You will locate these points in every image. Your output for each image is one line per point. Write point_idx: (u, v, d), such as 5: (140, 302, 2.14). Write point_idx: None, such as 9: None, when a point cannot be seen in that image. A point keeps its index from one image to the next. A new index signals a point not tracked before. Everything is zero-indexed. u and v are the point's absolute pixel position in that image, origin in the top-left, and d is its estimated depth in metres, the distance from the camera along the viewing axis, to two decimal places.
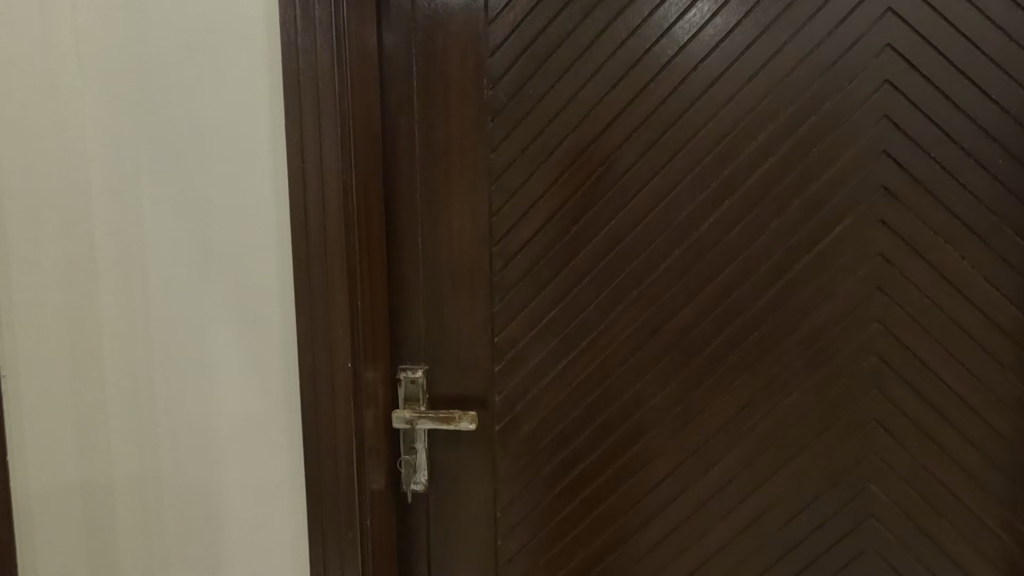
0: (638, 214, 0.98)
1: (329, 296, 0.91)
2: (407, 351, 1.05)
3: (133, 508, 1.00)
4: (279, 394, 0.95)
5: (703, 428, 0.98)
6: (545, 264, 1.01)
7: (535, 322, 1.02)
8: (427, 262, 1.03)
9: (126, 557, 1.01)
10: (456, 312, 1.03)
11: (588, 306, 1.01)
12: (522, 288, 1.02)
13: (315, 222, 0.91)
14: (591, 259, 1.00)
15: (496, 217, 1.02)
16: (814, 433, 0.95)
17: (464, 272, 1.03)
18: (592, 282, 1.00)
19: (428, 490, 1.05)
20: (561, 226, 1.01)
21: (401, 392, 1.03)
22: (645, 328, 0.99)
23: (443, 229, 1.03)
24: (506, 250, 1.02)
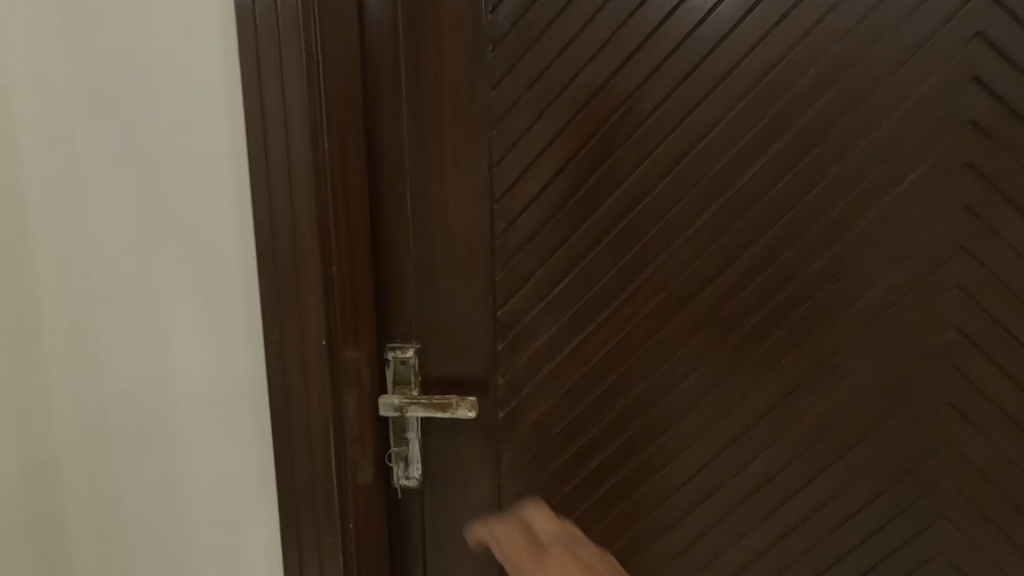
0: (666, 164, 0.82)
1: (298, 262, 0.77)
2: (397, 328, 0.91)
3: (84, 505, 0.88)
4: (246, 375, 0.81)
5: (742, 415, 0.84)
6: (554, 225, 0.86)
7: (543, 293, 0.87)
8: (416, 224, 0.88)
9: (79, 560, 0.89)
10: (452, 283, 0.89)
11: (606, 274, 0.85)
12: (528, 254, 0.87)
13: (279, 173, 0.76)
14: (608, 219, 0.85)
15: (497, 169, 0.86)
16: (875, 420, 0.81)
17: (460, 234, 0.88)
18: (611, 246, 0.85)
19: (422, 485, 0.92)
20: (573, 180, 0.85)
21: (390, 373, 0.90)
22: (672, 299, 0.84)
23: (434, 185, 0.87)
24: (509, 208, 0.86)
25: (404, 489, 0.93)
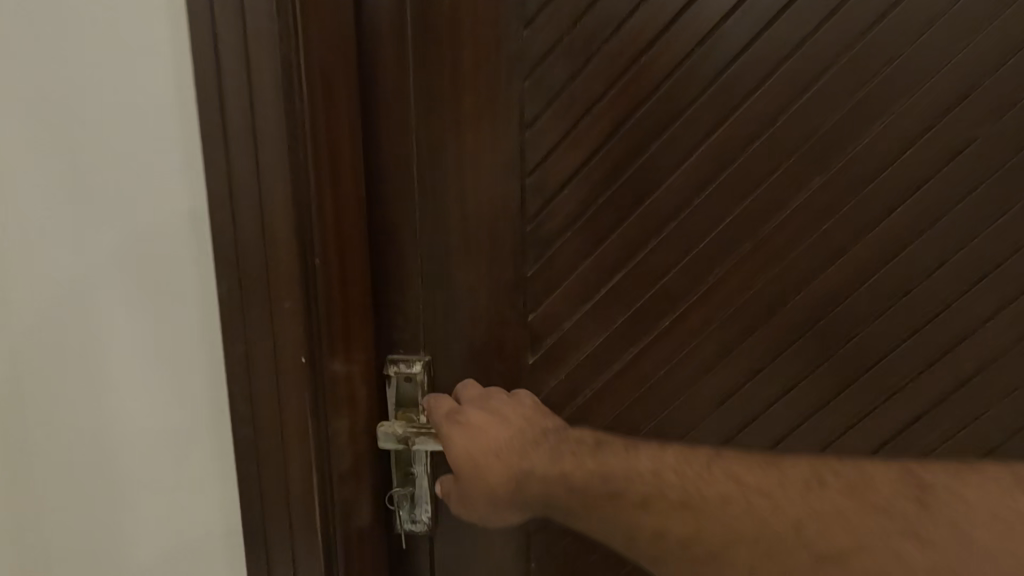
0: (755, 128, 0.63)
1: (269, 254, 0.57)
2: (398, 335, 0.71)
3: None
4: (204, 392, 0.62)
5: (838, 444, 0.68)
6: (602, 207, 0.67)
7: (587, 294, 0.68)
8: (425, 203, 0.68)
9: None
10: (472, 279, 0.69)
11: (671, 271, 0.67)
12: (568, 243, 0.68)
13: (241, 130, 0.55)
14: (674, 199, 0.66)
15: (530, 133, 0.66)
16: (996, 444, 0.67)
17: (480, 216, 0.68)
18: (676, 235, 0.66)
19: (433, 531, 0.73)
20: (628, 148, 0.65)
21: (392, 394, 0.70)
22: (755, 301, 0.66)
23: (448, 153, 0.67)
24: (545, 183, 0.67)
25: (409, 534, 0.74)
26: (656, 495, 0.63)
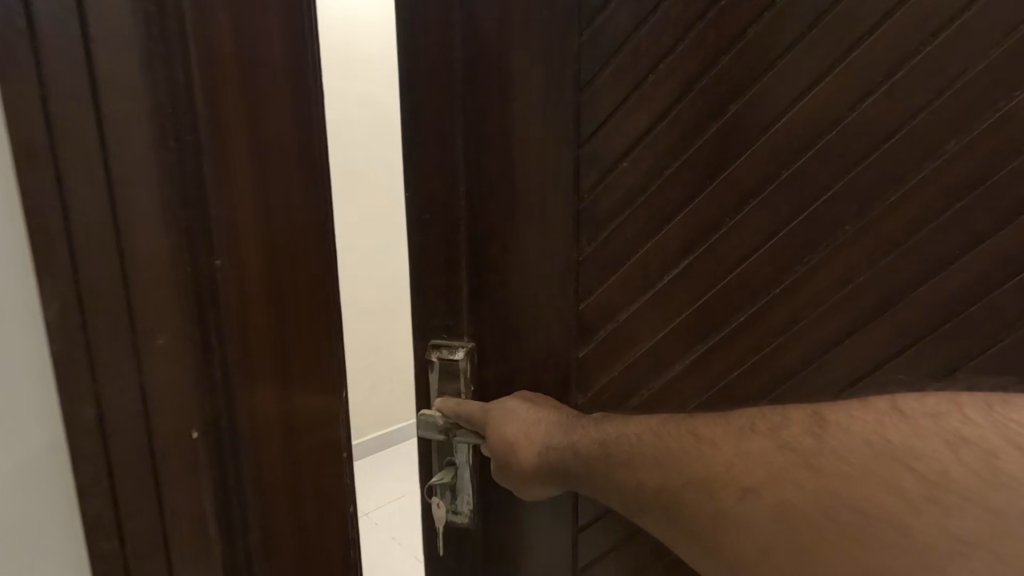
0: (868, 84, 0.51)
1: (125, 268, 0.37)
2: (438, 320, 0.67)
3: None
4: (30, 412, 0.38)
5: None
6: (668, 183, 0.58)
7: (645, 282, 0.60)
8: (470, 180, 0.63)
9: None
10: (519, 261, 0.63)
11: (747, 258, 0.57)
12: (625, 225, 0.60)
13: (61, 62, 0.34)
14: (756, 173, 0.55)
15: (584, 97, 0.58)
16: None
17: (528, 193, 0.61)
18: (756, 216, 0.56)
19: (474, 524, 0.68)
20: (701, 113, 0.56)
21: (435, 379, 0.67)
22: (857, 297, 0.54)
23: (493, 122, 0.61)
24: (600, 155, 0.59)
25: (448, 526, 0.69)
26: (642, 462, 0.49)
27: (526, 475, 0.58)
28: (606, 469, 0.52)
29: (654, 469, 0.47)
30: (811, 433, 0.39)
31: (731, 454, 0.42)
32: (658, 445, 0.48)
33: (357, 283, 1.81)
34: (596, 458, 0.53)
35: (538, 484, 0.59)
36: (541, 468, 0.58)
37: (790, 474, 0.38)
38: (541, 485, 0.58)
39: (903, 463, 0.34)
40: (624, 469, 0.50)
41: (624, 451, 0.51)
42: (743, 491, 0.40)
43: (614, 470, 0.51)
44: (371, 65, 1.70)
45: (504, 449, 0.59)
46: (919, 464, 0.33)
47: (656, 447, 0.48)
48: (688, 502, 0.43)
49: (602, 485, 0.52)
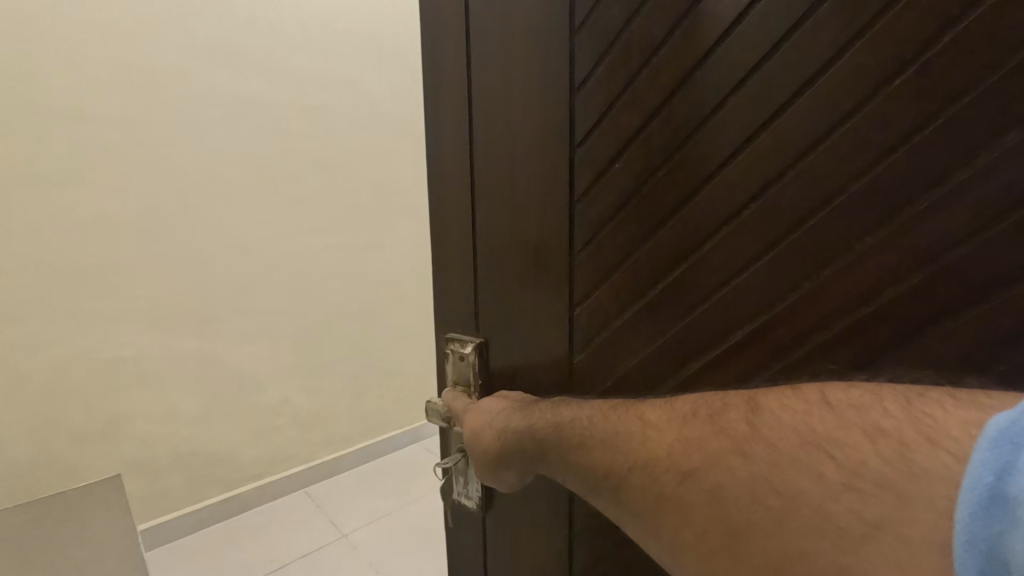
0: (928, 30, 0.26)
1: None
2: (453, 315, 0.51)
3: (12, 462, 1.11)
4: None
5: None
6: (631, 208, 0.38)
7: (591, 335, 0.42)
8: (461, 172, 0.48)
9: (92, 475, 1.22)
10: (482, 292, 0.48)
11: (706, 312, 0.35)
12: (578, 267, 0.41)
13: None
14: (740, 190, 0.33)
15: (555, 94, 0.40)
16: None
17: (501, 202, 0.45)
18: (724, 252, 0.34)
19: (487, 512, 0.50)
20: (682, 115, 0.35)
21: (451, 368, 0.51)
22: (842, 360, 0.31)
23: (477, 115, 0.45)
24: (561, 169, 0.41)
25: (460, 510, 0.53)
26: (609, 430, 0.33)
27: (487, 461, 0.41)
28: (562, 455, 0.36)
29: (603, 452, 0.33)
30: (745, 419, 0.27)
31: (676, 441, 0.29)
32: (612, 426, 0.33)
33: (352, 267, 1.58)
34: (551, 441, 0.37)
35: (503, 471, 0.41)
36: (505, 457, 0.40)
37: (724, 464, 0.26)
38: (504, 471, 0.41)
39: (820, 449, 0.24)
40: (581, 451, 0.34)
41: (578, 429, 0.35)
42: (684, 474, 0.28)
43: (569, 454, 0.35)
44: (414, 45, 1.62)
45: (470, 443, 0.43)
46: (843, 453, 0.23)
47: (607, 432, 0.33)
48: (631, 494, 0.30)
49: (583, 463, 0.34)
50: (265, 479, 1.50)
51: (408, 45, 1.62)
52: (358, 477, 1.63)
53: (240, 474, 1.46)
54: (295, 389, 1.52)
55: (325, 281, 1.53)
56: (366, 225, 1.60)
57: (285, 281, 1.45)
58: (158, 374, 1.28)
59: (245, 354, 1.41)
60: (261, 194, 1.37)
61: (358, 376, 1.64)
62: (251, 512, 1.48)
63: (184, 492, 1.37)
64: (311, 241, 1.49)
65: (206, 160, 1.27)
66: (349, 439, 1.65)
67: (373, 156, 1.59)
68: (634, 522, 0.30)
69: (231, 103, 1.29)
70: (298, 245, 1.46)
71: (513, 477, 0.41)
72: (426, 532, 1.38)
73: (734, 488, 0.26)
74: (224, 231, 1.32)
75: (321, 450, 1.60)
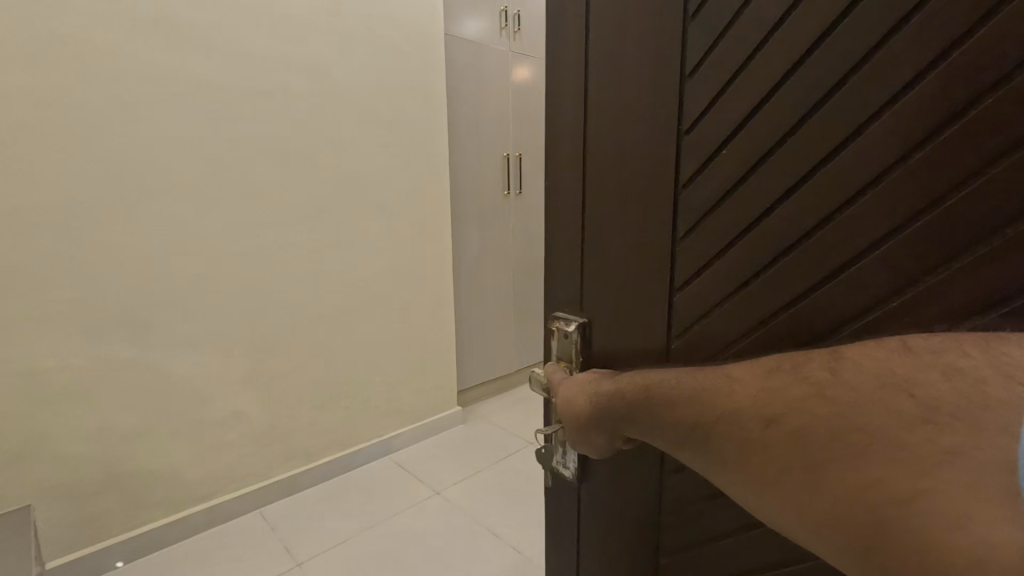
0: None
1: None
2: (557, 293, 0.51)
3: None
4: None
5: None
6: (736, 194, 0.36)
7: (686, 322, 0.40)
8: (562, 150, 0.48)
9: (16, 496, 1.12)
10: (588, 274, 0.47)
11: (812, 302, 0.33)
12: (677, 255, 0.40)
13: None
14: (858, 175, 0.30)
15: (665, 78, 0.39)
16: None
17: (608, 187, 0.44)
18: (836, 239, 0.31)
19: (584, 484, 0.51)
20: (796, 98, 0.32)
21: (556, 343, 0.51)
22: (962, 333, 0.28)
23: (591, 97, 0.44)
24: (666, 155, 0.40)
25: (557, 480, 0.55)
26: (702, 386, 0.36)
27: (577, 427, 0.44)
28: (652, 413, 0.38)
29: (692, 408, 0.36)
30: (826, 366, 0.31)
31: (759, 392, 0.33)
32: (702, 383, 0.36)
33: (321, 271, 1.51)
34: (641, 402, 0.39)
35: (592, 437, 0.43)
36: (599, 421, 0.42)
37: (807, 407, 0.30)
38: (593, 436, 0.43)
39: (902, 388, 0.27)
40: (670, 408, 0.37)
41: (669, 388, 0.38)
42: (768, 419, 0.32)
43: (660, 411, 0.38)
44: (394, 45, 1.57)
45: (563, 409, 0.46)
46: (920, 390, 0.27)
47: (696, 388, 0.37)
48: (721, 444, 0.34)
49: (675, 422, 0.37)
50: (218, 500, 1.40)
51: (374, 24, 1.52)
52: (321, 494, 1.54)
53: (188, 494, 1.36)
54: (250, 401, 1.43)
55: (282, 281, 1.44)
56: (327, 222, 1.50)
57: (237, 282, 1.37)
58: (90, 384, 1.18)
59: (191, 362, 1.32)
60: (214, 187, 1.30)
61: (319, 385, 1.55)
62: (198, 536, 1.37)
63: (122, 515, 1.26)
64: (268, 237, 1.40)
65: (136, 144, 1.18)
66: (311, 453, 1.57)
67: (333, 145, 1.48)
68: (721, 467, 0.34)
69: (174, 82, 1.21)
70: (255, 245, 1.38)
71: (601, 442, 0.43)
72: (384, 557, 1.27)
73: (817, 426, 0.29)
74: (183, 232, 1.27)
75: (278, 466, 1.51)
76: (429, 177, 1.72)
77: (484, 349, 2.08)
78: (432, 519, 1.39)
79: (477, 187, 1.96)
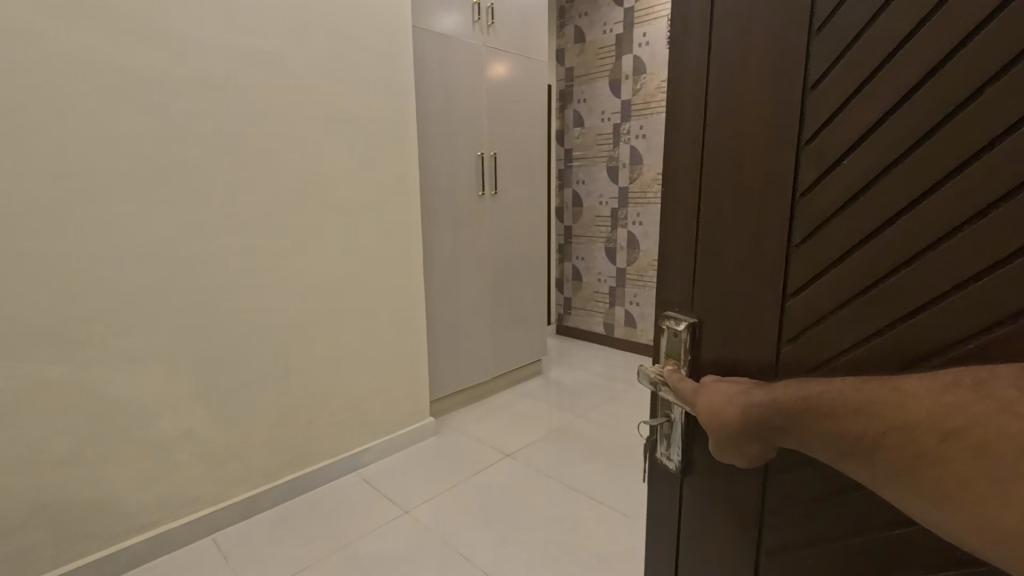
0: None
1: None
2: (667, 288, 0.47)
3: None
4: None
5: None
6: (857, 201, 0.33)
7: (800, 329, 0.37)
8: (678, 132, 0.43)
9: None
10: (702, 269, 0.43)
11: (935, 314, 0.30)
12: (793, 259, 0.37)
13: None
14: (996, 187, 0.28)
15: (789, 70, 0.36)
16: None
17: (723, 184, 0.41)
18: (965, 255, 0.29)
19: (686, 484, 0.49)
20: (932, 104, 0.29)
21: (666, 341, 0.47)
22: None
23: (711, 87, 0.40)
24: (785, 158, 0.37)
25: (656, 472, 0.52)
26: (863, 392, 0.31)
27: (722, 437, 0.39)
28: (809, 426, 0.34)
29: (859, 420, 0.31)
30: (1015, 383, 0.27)
31: (934, 404, 0.28)
32: (863, 389, 0.32)
33: (280, 278, 1.40)
34: (799, 414, 0.34)
35: (746, 447, 0.38)
36: (750, 430, 0.37)
37: (992, 423, 0.26)
38: (749, 447, 0.38)
39: None
40: (834, 420, 0.32)
41: (830, 396, 0.33)
42: (945, 434, 0.28)
43: (821, 424, 0.33)
44: (358, 35, 1.47)
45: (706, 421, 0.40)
46: None
47: (857, 398, 0.31)
48: (898, 461, 0.29)
49: (842, 437, 0.32)
50: (165, 527, 1.26)
51: (335, 12, 1.42)
52: (282, 516, 1.41)
53: (131, 523, 1.22)
54: (199, 418, 1.29)
55: (238, 288, 1.32)
56: (288, 225, 1.40)
57: (184, 290, 1.24)
58: (9, 408, 1.04)
59: (130, 380, 1.18)
60: (158, 185, 1.18)
61: (279, 400, 1.43)
62: (140, 570, 1.22)
63: (49, 551, 1.11)
64: (222, 240, 1.28)
65: (67, 145, 1.06)
66: (270, 473, 1.44)
67: (293, 143, 1.38)
68: (901, 485, 0.30)
69: (109, 74, 1.09)
70: (205, 248, 1.26)
71: (745, 453, 0.38)
72: None
73: (1007, 444, 0.26)
74: (122, 233, 1.14)
75: (234, 488, 1.37)
76: (396, 176, 1.62)
77: (458, 357, 2.01)
78: (399, 540, 1.30)
79: (450, 188, 1.88)
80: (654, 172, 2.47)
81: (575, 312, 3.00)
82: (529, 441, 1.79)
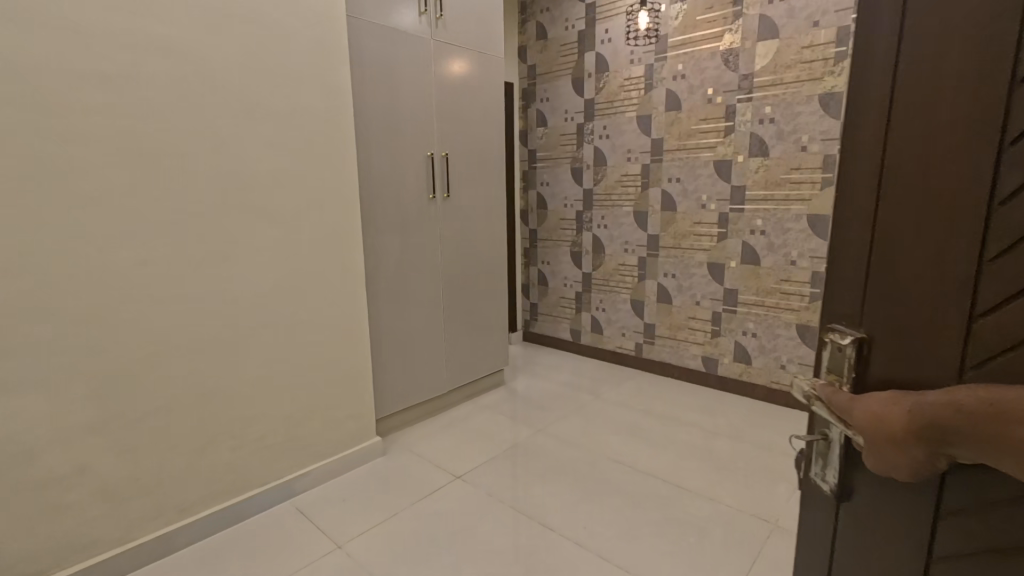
0: None
1: None
2: (836, 301, 0.43)
3: None
4: None
5: None
6: None
7: (989, 353, 0.34)
8: (860, 133, 0.39)
9: None
10: (879, 282, 0.39)
11: None
12: (987, 276, 0.33)
13: None
14: None
15: (992, 69, 0.32)
16: None
17: (908, 188, 0.36)
18: None
19: (845, 508, 0.44)
20: None
21: (828, 357, 0.43)
22: None
23: (901, 84, 0.36)
24: (980, 164, 0.33)
25: (809, 494, 0.48)
26: None
27: (881, 437, 0.37)
28: (995, 433, 0.31)
29: None
30: None
31: None
32: None
33: (201, 290, 1.27)
34: (984, 416, 0.32)
35: (904, 448, 0.35)
36: (917, 433, 0.35)
37: None
38: (908, 446, 0.35)
39: None
40: None
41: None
42: None
43: (1008, 427, 0.31)
44: (282, 25, 1.34)
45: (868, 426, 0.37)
46: None
47: None
48: None
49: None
50: None
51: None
52: (198, 555, 1.27)
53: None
54: (99, 451, 1.15)
55: (144, 304, 1.18)
56: (206, 232, 1.26)
57: (83, 307, 1.10)
58: None
59: (15, 411, 1.03)
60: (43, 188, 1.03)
61: (197, 426, 1.29)
62: None
63: None
64: (123, 250, 1.14)
65: None
66: (188, 508, 1.30)
67: (210, 141, 1.24)
68: None
69: None
70: (109, 259, 1.12)
71: (907, 460, 0.36)
72: None
73: None
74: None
75: (138, 528, 1.22)
76: (335, 178, 1.51)
77: (409, 368, 1.89)
78: None
79: (398, 189, 1.77)
80: (619, 173, 2.39)
81: (541, 318, 2.90)
82: (481, 461, 1.68)
